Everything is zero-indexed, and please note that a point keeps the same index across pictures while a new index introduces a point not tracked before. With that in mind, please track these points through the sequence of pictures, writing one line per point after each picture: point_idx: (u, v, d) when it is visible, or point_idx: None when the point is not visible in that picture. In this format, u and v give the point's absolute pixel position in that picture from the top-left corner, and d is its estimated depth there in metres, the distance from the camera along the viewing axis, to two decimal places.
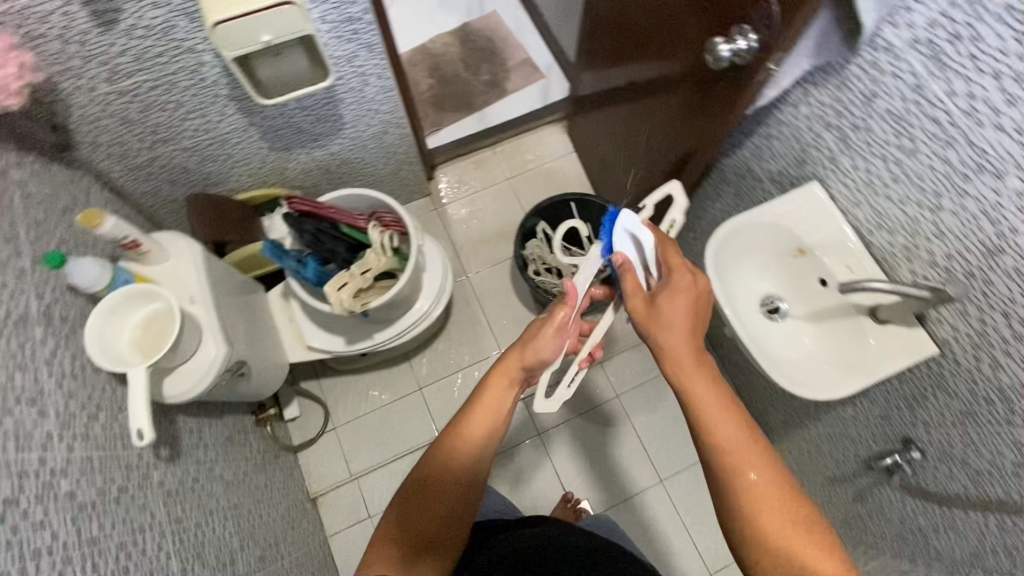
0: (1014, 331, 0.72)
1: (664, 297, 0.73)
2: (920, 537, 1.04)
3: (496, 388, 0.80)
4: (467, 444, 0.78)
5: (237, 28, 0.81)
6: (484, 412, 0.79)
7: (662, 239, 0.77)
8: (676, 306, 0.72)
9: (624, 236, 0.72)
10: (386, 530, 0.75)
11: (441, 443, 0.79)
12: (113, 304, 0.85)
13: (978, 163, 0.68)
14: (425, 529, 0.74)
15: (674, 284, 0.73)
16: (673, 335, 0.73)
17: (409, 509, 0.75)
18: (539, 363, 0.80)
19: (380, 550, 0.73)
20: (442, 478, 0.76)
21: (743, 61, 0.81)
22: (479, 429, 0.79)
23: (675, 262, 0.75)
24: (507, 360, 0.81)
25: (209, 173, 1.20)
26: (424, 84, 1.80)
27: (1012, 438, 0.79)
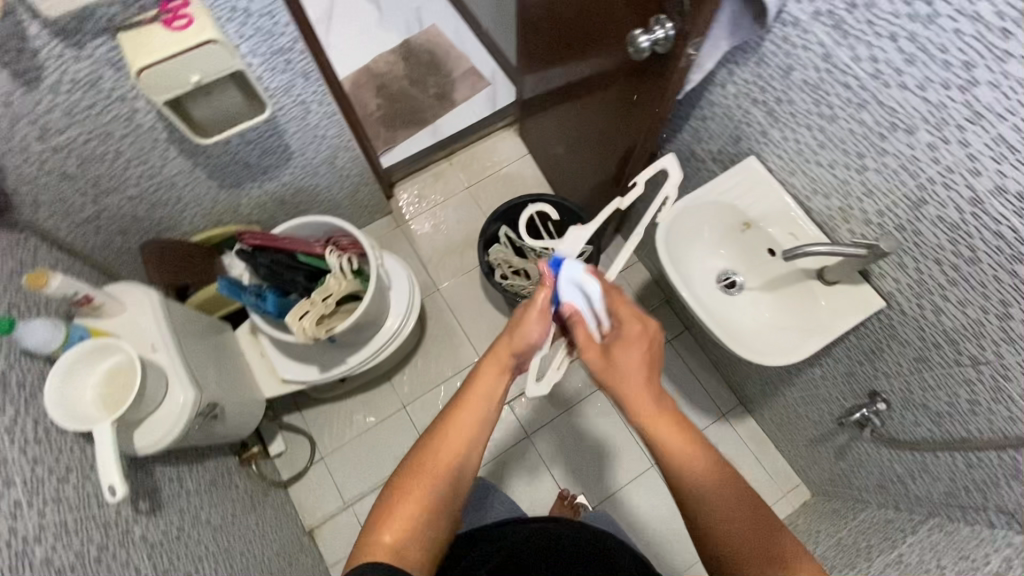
0: (948, 275, 0.76)
1: (616, 346, 0.72)
2: (900, 485, 1.07)
3: (490, 370, 0.74)
4: (460, 428, 0.71)
5: (164, 71, 0.82)
6: (478, 395, 0.73)
7: (609, 289, 0.74)
8: (628, 357, 0.71)
9: (569, 288, 0.72)
10: (380, 524, 0.67)
11: (433, 427, 0.73)
12: (70, 362, 0.83)
13: (891, 121, 0.72)
14: (421, 519, 0.67)
15: (624, 334, 0.72)
16: (628, 384, 0.70)
17: (404, 498, 0.68)
18: (530, 347, 0.75)
19: (376, 545, 0.65)
20: (438, 464, 0.69)
21: (663, 49, 0.84)
22: (474, 411, 0.72)
23: (626, 310, 0.73)
24: (501, 342, 0.75)
25: (160, 219, 1.19)
26: (372, 103, 1.80)
27: (964, 377, 0.83)
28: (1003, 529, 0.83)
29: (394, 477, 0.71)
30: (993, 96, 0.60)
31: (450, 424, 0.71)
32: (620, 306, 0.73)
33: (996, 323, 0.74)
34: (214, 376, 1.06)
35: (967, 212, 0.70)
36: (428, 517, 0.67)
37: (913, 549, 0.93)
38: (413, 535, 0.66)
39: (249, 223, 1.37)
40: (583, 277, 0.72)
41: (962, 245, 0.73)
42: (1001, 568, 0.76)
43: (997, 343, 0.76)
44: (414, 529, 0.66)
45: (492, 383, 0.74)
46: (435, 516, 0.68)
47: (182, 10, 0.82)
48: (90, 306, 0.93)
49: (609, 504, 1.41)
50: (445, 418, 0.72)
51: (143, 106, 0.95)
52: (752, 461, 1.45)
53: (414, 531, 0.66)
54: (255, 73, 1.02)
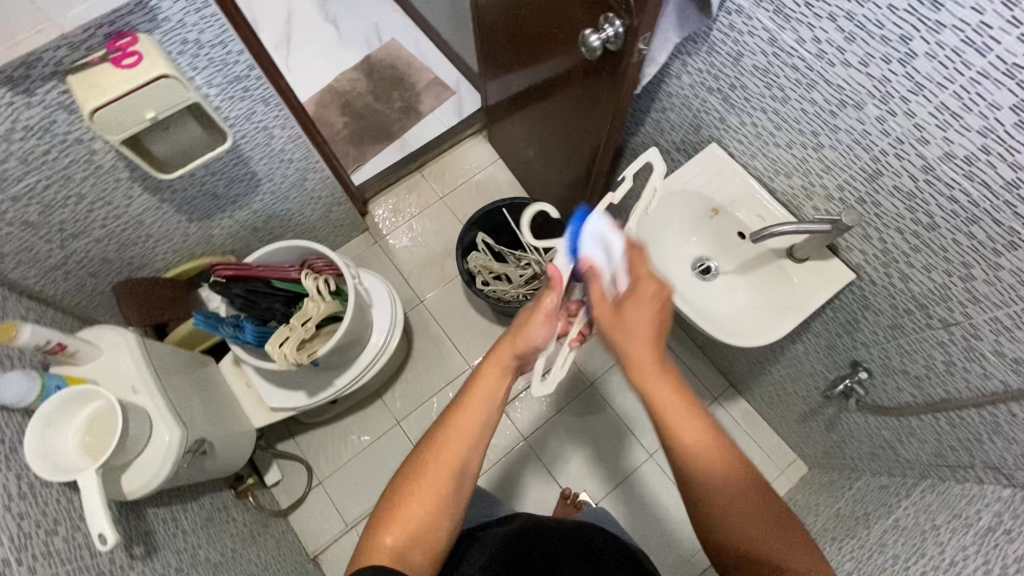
0: (911, 242, 0.78)
1: (630, 304, 0.66)
2: (890, 451, 1.09)
3: (491, 375, 0.73)
4: (460, 433, 0.71)
5: (119, 109, 0.81)
6: (478, 400, 0.72)
7: (632, 246, 0.67)
8: (642, 315, 0.66)
9: (588, 240, 0.66)
10: (383, 527, 0.67)
11: (434, 429, 0.72)
12: (48, 413, 0.81)
13: (839, 99, 0.74)
14: (424, 523, 0.67)
15: (640, 291, 0.66)
16: (637, 342, 0.66)
17: (406, 502, 0.68)
18: (532, 351, 0.74)
19: (377, 548, 0.66)
20: (439, 468, 0.69)
21: (615, 47, 0.86)
22: (474, 416, 0.72)
23: (644, 269, 0.67)
24: (503, 344, 0.75)
25: (131, 258, 1.18)
26: (338, 122, 1.80)
27: (937, 340, 0.85)
28: (992, 484, 0.85)
29: (396, 480, 0.71)
30: (931, 66, 0.63)
31: (447, 429, 0.71)
32: (639, 266, 0.67)
33: (960, 285, 0.76)
34: (201, 412, 1.05)
35: (921, 180, 0.72)
36: (430, 521, 0.67)
37: (908, 512, 0.95)
38: (415, 540, 0.66)
39: (223, 253, 1.36)
40: (603, 229, 0.66)
41: (920, 213, 0.75)
42: (992, 523, 0.78)
43: (964, 304, 0.77)
44: (416, 533, 0.67)
45: (492, 392, 0.73)
46: (437, 519, 0.68)
47: (130, 47, 0.82)
48: (63, 353, 0.91)
49: (613, 498, 1.41)
50: (446, 421, 0.72)
51: (102, 146, 0.93)
52: (747, 441, 1.47)
53: (416, 534, 0.67)
54: (212, 103, 1.02)
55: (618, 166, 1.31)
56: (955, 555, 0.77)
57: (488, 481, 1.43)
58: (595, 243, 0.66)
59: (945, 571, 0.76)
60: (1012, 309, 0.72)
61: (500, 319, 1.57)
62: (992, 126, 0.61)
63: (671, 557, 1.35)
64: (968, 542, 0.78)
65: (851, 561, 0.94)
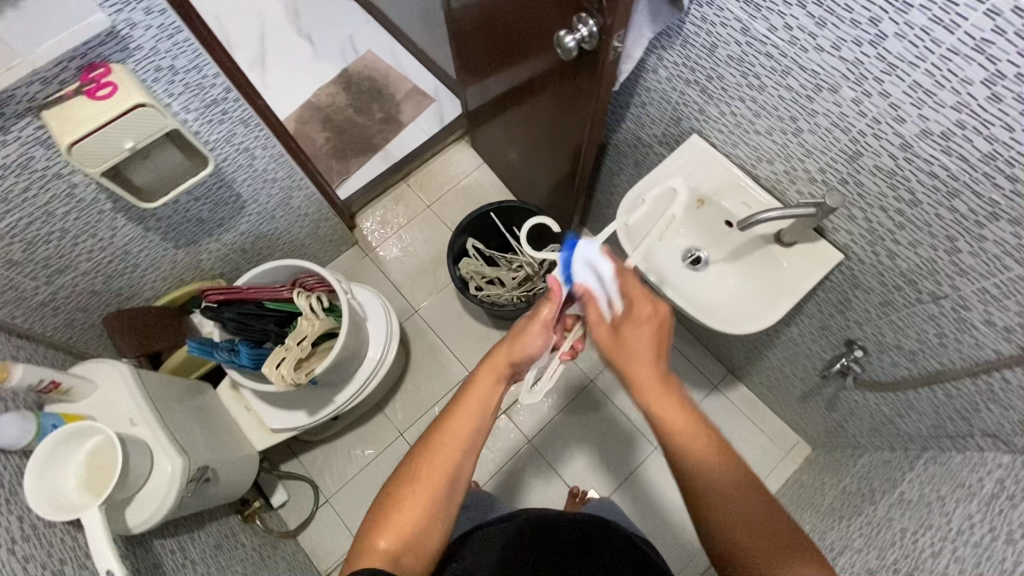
0: (894, 219, 0.79)
1: (627, 327, 0.69)
2: (891, 426, 1.10)
3: (485, 380, 0.74)
4: (454, 437, 0.71)
5: (97, 141, 0.80)
6: (473, 404, 0.73)
7: (622, 268, 0.69)
8: (641, 335, 0.69)
9: (583, 266, 0.67)
10: (376, 531, 0.68)
11: (429, 433, 0.73)
12: (46, 454, 0.80)
13: (814, 83, 0.75)
14: (417, 526, 0.67)
15: (635, 314, 0.70)
16: (635, 362, 0.69)
17: (400, 505, 0.68)
18: (527, 359, 0.75)
19: (370, 552, 0.66)
20: (433, 472, 0.70)
21: (590, 46, 0.86)
22: (467, 420, 0.72)
23: (638, 290, 0.70)
24: (499, 351, 0.75)
25: (120, 289, 1.17)
26: (320, 138, 1.79)
27: (928, 314, 0.86)
28: (992, 451, 0.87)
29: (391, 484, 0.71)
30: (902, 46, 0.64)
31: (442, 433, 0.72)
32: (633, 288, 0.70)
33: (947, 258, 0.77)
34: (201, 439, 1.04)
35: (900, 158, 0.73)
36: (424, 525, 0.68)
37: (913, 485, 0.96)
38: (408, 544, 0.67)
39: (213, 277, 1.35)
40: (596, 255, 0.67)
41: (902, 190, 0.76)
42: (995, 490, 0.79)
43: (951, 277, 0.78)
44: (409, 537, 0.67)
45: (486, 395, 0.73)
46: (430, 523, 0.68)
47: (104, 78, 0.81)
48: (58, 391, 0.91)
49: (621, 493, 1.41)
50: (440, 425, 0.73)
51: (82, 179, 0.93)
52: (750, 426, 1.48)
53: (410, 538, 0.67)
54: (191, 128, 1.02)
55: (602, 163, 1.32)
56: (961, 525, 0.78)
57: (494, 485, 1.43)
58: (590, 268, 0.68)
59: (953, 541, 0.77)
60: (998, 279, 0.73)
61: (496, 323, 1.57)
62: (965, 101, 0.62)
63: (682, 547, 1.35)
64: (974, 511, 0.79)
65: (860, 538, 0.95)
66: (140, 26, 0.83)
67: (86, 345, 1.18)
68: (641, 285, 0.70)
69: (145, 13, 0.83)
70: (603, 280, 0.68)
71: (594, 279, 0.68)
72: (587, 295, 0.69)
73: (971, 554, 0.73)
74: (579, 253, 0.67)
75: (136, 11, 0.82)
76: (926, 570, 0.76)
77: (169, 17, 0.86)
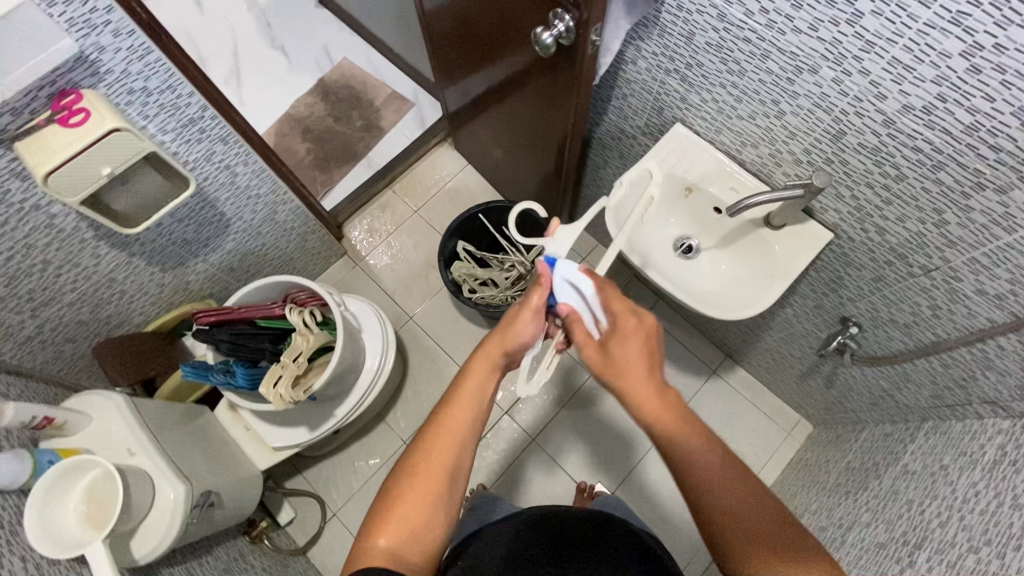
0: (882, 195, 0.80)
1: (614, 342, 0.71)
2: (889, 399, 1.10)
3: (481, 368, 0.74)
4: (452, 428, 0.71)
5: (73, 169, 0.79)
6: (469, 394, 0.73)
7: (602, 283, 0.75)
8: (628, 348, 0.71)
9: (563, 286, 0.75)
10: (376, 528, 0.67)
11: (426, 426, 0.72)
12: (44, 492, 0.78)
13: (794, 65, 0.75)
14: (420, 520, 0.67)
15: (620, 328, 0.72)
16: (630, 376, 0.70)
17: (400, 501, 0.67)
18: (520, 348, 0.76)
19: (371, 550, 0.65)
20: (432, 465, 0.69)
21: (568, 41, 0.86)
22: (464, 411, 0.72)
23: (620, 303, 0.74)
24: (493, 339, 0.76)
25: (109, 317, 1.15)
26: (301, 149, 1.77)
27: (921, 287, 0.86)
28: (991, 418, 0.87)
29: (390, 480, 0.70)
30: (879, 24, 0.64)
31: (440, 425, 0.71)
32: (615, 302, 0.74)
33: (935, 231, 0.78)
34: (202, 463, 1.03)
35: (884, 134, 0.73)
36: (425, 520, 0.67)
37: (915, 457, 0.97)
38: (410, 539, 0.65)
39: (203, 298, 1.33)
40: (575, 274, 0.74)
41: (887, 166, 0.76)
42: (997, 456, 0.80)
43: (941, 249, 0.79)
44: (410, 532, 0.66)
45: (482, 385, 0.74)
46: (431, 518, 0.67)
47: (76, 105, 0.80)
48: (52, 427, 0.89)
49: (628, 484, 1.41)
50: (437, 417, 0.72)
51: (60, 209, 0.91)
52: (750, 408, 1.49)
53: (411, 533, 0.66)
54: (169, 149, 1.00)
55: (587, 157, 1.31)
56: (967, 493, 0.79)
57: (501, 485, 1.42)
58: (569, 288, 0.75)
59: (959, 510, 0.78)
60: (987, 248, 0.74)
61: (492, 324, 1.57)
62: (945, 74, 0.63)
63: (690, 535, 1.36)
64: (977, 478, 0.80)
65: (868, 513, 0.96)
66: (109, 49, 0.82)
67: (78, 376, 1.16)
68: (624, 299, 0.74)
69: (114, 35, 0.81)
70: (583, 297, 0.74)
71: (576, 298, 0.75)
72: (570, 312, 0.75)
73: (978, 521, 0.73)
74: (556, 274, 0.75)
75: (104, 34, 0.80)
76: (935, 541, 0.77)
77: (139, 38, 0.84)
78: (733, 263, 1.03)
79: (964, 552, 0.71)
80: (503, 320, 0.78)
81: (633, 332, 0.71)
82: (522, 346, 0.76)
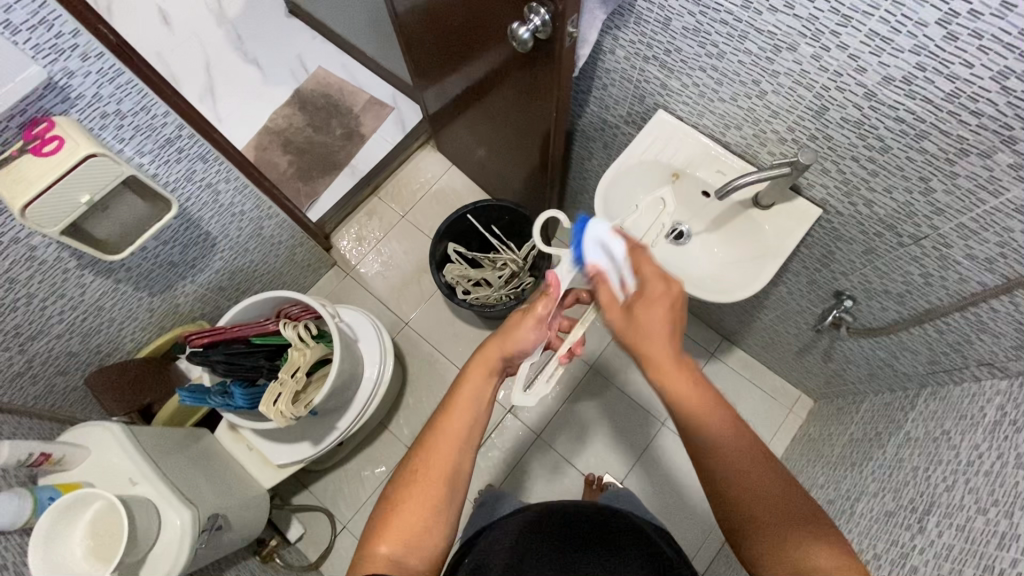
0: (867, 168, 0.80)
1: (640, 307, 0.69)
2: (888, 369, 1.11)
3: (478, 375, 0.73)
4: (449, 436, 0.70)
5: (53, 197, 0.77)
6: (466, 400, 0.72)
7: (634, 248, 0.72)
8: (653, 316, 0.68)
9: (593, 245, 0.72)
10: (377, 536, 0.66)
11: (424, 431, 0.72)
12: (48, 530, 0.77)
13: (773, 44, 0.75)
14: (421, 526, 0.66)
15: (647, 292, 0.69)
16: (654, 344, 0.67)
17: (400, 509, 0.67)
18: (519, 353, 0.75)
19: (371, 557, 0.64)
20: (431, 473, 0.68)
21: (545, 35, 0.85)
22: (461, 419, 0.71)
23: (651, 267, 0.71)
24: (489, 345, 0.75)
25: (99, 345, 1.13)
26: (283, 162, 1.75)
27: (912, 256, 0.87)
28: (989, 379, 0.89)
29: (390, 486, 0.70)
30: None
31: (439, 431, 0.70)
32: (645, 265, 0.71)
33: (922, 199, 0.78)
34: (207, 487, 1.01)
35: (866, 107, 0.73)
36: (426, 526, 0.66)
37: (917, 423, 0.98)
38: (410, 547, 0.65)
39: (194, 320, 1.31)
40: (607, 235, 0.73)
41: (871, 138, 0.76)
42: (997, 417, 0.81)
43: (929, 217, 0.80)
44: (411, 539, 0.65)
45: (479, 388, 0.73)
46: (432, 525, 0.67)
47: (48, 133, 0.78)
48: (49, 463, 0.87)
49: (636, 474, 1.41)
50: (434, 424, 0.72)
51: (41, 240, 0.89)
52: (751, 387, 1.49)
53: (413, 539, 0.66)
54: (149, 171, 0.98)
55: (571, 150, 1.31)
56: (970, 456, 0.80)
57: (509, 484, 1.42)
58: (602, 249, 0.73)
59: (964, 472, 0.79)
60: (975, 213, 0.74)
61: (488, 323, 1.56)
62: (923, 44, 0.63)
63: (699, 522, 1.36)
64: (980, 440, 0.80)
65: (874, 483, 0.97)
66: (79, 73, 0.81)
67: (72, 409, 1.13)
68: (654, 263, 0.71)
69: (82, 59, 0.80)
70: (613, 259, 0.72)
71: (605, 259, 0.72)
72: (597, 275, 0.72)
73: (984, 482, 0.74)
74: (590, 233, 0.72)
75: (71, 59, 0.79)
76: (942, 505, 0.78)
77: (108, 60, 0.83)
78: (725, 246, 1.03)
79: (972, 514, 0.72)
80: (502, 328, 0.76)
81: (663, 296, 0.69)
82: (520, 353, 0.75)
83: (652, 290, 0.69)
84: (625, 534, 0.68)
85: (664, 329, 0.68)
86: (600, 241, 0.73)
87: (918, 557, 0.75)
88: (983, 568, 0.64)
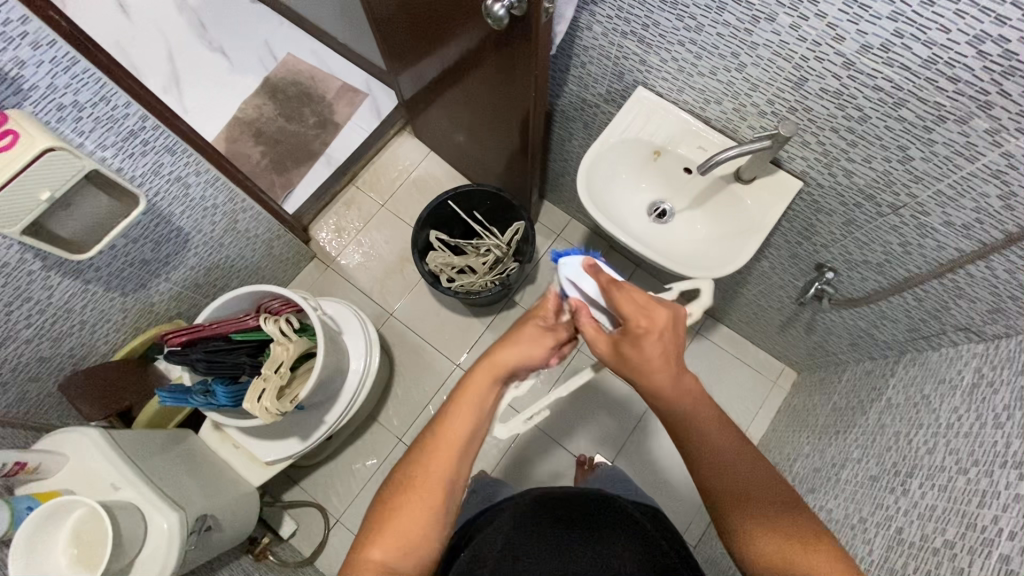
0: (847, 139, 0.80)
1: (628, 346, 0.64)
2: (868, 338, 1.12)
3: (483, 381, 0.70)
4: (449, 443, 0.67)
5: (9, 195, 0.73)
6: (467, 410, 0.68)
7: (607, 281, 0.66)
8: (645, 348, 0.63)
9: (566, 283, 0.71)
10: (370, 540, 0.64)
11: (423, 435, 0.69)
12: (28, 540, 0.75)
13: (751, 14, 0.74)
14: (415, 534, 0.63)
15: (631, 330, 0.63)
16: (653, 373, 0.64)
17: (395, 515, 0.64)
18: (518, 366, 0.71)
19: (365, 562, 0.62)
20: (428, 480, 0.65)
21: (520, 11, 0.84)
22: (461, 429, 0.68)
23: (630, 305, 0.64)
24: (498, 349, 0.71)
25: (74, 348, 1.09)
26: (255, 153, 1.70)
27: (890, 226, 0.88)
28: (965, 344, 0.91)
29: (384, 490, 0.67)
30: None
31: (439, 436, 0.67)
32: (623, 303, 0.64)
33: (901, 167, 0.79)
34: (192, 487, 0.99)
35: (844, 76, 0.73)
36: (421, 535, 0.64)
37: (897, 390, 1.00)
38: (403, 556, 0.62)
39: (170, 319, 1.28)
40: (577, 270, 0.70)
41: (850, 108, 0.77)
42: (975, 379, 0.83)
43: (908, 185, 0.80)
44: (406, 546, 0.63)
45: (483, 397, 0.69)
46: (427, 534, 0.64)
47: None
48: (26, 471, 0.84)
49: (626, 454, 1.43)
50: (432, 429, 0.69)
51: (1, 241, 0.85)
52: (735, 363, 1.51)
53: (407, 546, 0.63)
54: (113, 166, 0.94)
55: (551, 131, 1.29)
56: (950, 419, 0.82)
57: (502, 472, 1.42)
58: (575, 285, 0.71)
59: (945, 435, 0.80)
60: (952, 179, 0.75)
61: (475, 310, 1.55)
62: (900, 10, 0.63)
63: (689, 499, 1.38)
64: (959, 403, 0.82)
65: (858, 449, 0.99)
66: (30, 63, 0.77)
67: (47, 416, 1.10)
68: (634, 296, 0.64)
69: (33, 47, 0.76)
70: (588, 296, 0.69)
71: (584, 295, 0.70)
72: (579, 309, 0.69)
73: (964, 443, 0.76)
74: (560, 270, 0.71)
75: (22, 48, 0.75)
76: (924, 467, 0.80)
77: (61, 49, 0.79)
78: (709, 222, 1.03)
79: (953, 474, 0.74)
80: (516, 335, 0.72)
81: (647, 331, 0.63)
82: (528, 366, 0.71)
83: (632, 325, 0.63)
84: (619, 527, 0.66)
85: (654, 360, 0.63)
86: (569, 277, 0.71)
87: (902, 518, 0.77)
88: (964, 526, 0.66)
